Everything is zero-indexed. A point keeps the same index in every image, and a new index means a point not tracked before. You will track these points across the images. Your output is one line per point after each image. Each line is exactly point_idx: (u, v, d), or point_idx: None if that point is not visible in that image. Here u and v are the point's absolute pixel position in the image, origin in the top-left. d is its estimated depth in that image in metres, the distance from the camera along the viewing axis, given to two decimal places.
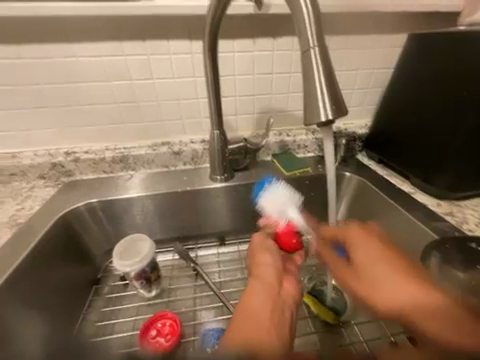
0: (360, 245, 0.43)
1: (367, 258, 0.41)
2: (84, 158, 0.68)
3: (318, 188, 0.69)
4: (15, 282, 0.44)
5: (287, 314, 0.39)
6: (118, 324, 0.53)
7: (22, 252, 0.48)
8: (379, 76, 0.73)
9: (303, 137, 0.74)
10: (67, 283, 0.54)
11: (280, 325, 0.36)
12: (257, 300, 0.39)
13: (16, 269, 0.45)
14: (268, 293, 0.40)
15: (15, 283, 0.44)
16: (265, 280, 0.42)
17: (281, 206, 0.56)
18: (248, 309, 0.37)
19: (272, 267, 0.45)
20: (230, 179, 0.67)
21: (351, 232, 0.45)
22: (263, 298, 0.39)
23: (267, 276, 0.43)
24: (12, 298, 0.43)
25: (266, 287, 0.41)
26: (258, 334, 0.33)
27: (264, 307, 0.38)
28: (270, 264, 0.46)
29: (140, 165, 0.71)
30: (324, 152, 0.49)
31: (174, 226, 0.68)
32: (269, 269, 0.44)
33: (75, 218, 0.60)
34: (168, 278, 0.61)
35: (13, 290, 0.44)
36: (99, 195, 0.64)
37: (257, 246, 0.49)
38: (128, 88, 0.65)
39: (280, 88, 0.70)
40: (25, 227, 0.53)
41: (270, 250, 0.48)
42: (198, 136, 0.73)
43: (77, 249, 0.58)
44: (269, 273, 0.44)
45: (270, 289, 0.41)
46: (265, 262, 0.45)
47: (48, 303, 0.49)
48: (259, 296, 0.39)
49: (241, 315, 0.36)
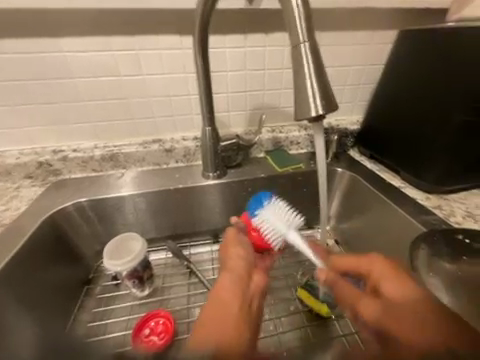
0: (383, 276, 0.40)
1: (393, 292, 0.38)
2: (72, 156, 0.67)
3: (310, 184, 0.70)
4: (4, 282, 0.43)
5: (252, 307, 0.41)
6: (110, 324, 0.52)
7: (9, 252, 0.46)
8: (370, 73, 0.74)
9: (295, 133, 0.74)
10: (58, 284, 0.53)
11: (244, 310, 0.40)
12: (226, 291, 0.41)
13: (5, 270, 0.44)
14: (237, 286, 0.42)
15: (4, 283, 0.43)
16: (237, 272, 0.44)
17: (281, 228, 0.50)
18: (216, 303, 0.39)
19: (245, 262, 0.47)
20: (223, 176, 0.66)
21: (375, 264, 0.42)
22: (232, 290, 0.42)
23: (236, 267, 0.45)
24: (2, 299, 0.42)
25: (235, 279, 0.43)
26: (229, 326, 0.35)
27: (233, 297, 0.40)
28: (242, 255, 0.48)
29: (131, 163, 0.70)
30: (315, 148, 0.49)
31: (166, 225, 0.67)
32: (241, 260, 0.46)
33: (65, 218, 0.59)
34: (161, 277, 0.61)
35: (3, 289, 0.43)
36: (89, 193, 0.62)
37: (231, 238, 0.50)
38: (117, 84, 0.63)
39: (272, 84, 0.70)
40: (13, 226, 0.52)
41: (239, 243, 0.49)
42: (190, 133, 0.72)
43: (67, 249, 0.57)
44: (241, 266, 0.46)
45: (240, 282, 0.43)
46: (236, 253, 0.48)
47: (39, 302, 0.48)
48: (229, 284, 0.42)
49: (211, 310, 0.38)
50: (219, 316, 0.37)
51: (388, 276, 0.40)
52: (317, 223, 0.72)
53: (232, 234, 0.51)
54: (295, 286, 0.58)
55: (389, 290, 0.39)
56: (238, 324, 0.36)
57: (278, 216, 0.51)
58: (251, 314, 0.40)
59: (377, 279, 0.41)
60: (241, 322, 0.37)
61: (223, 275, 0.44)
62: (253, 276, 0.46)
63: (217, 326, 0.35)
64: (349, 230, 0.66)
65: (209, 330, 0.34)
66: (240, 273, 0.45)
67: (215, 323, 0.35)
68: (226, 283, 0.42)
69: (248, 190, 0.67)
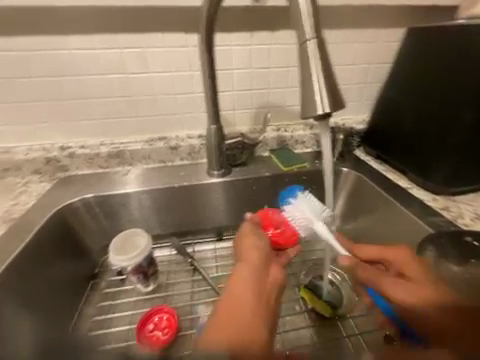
0: (411, 268, 0.41)
1: (420, 278, 0.39)
2: (79, 152, 0.68)
3: (315, 184, 0.69)
4: (12, 275, 0.45)
5: (269, 298, 0.41)
6: (115, 319, 0.53)
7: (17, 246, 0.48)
8: (378, 72, 0.73)
9: (301, 132, 0.74)
10: (64, 279, 0.54)
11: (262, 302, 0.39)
12: (242, 282, 0.40)
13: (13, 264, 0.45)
14: (253, 276, 0.42)
15: (11, 276, 0.44)
16: (253, 262, 0.44)
17: (309, 216, 0.52)
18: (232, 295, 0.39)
19: (261, 254, 0.46)
20: (227, 174, 0.66)
21: (400, 254, 0.43)
22: (247, 281, 0.41)
23: (251, 259, 0.45)
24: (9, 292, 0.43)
25: (252, 270, 0.43)
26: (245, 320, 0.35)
27: (249, 290, 0.40)
28: (258, 247, 0.47)
29: (136, 160, 0.70)
30: (321, 148, 0.49)
31: (171, 222, 0.67)
32: (256, 251, 0.46)
33: (71, 214, 0.60)
34: (165, 273, 0.61)
35: (10, 282, 0.44)
36: (95, 190, 0.63)
37: (246, 232, 0.50)
38: (123, 81, 0.64)
39: (278, 82, 0.69)
40: (22, 220, 0.53)
41: (257, 236, 0.49)
42: (195, 131, 0.72)
43: (73, 244, 0.58)
44: (257, 256, 0.46)
45: (255, 273, 0.43)
46: (252, 245, 0.47)
47: (45, 296, 0.49)
48: (245, 277, 0.41)
49: (225, 302, 0.38)
50: (234, 312, 0.36)
51: (413, 264, 0.41)
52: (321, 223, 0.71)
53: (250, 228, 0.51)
54: (298, 285, 0.58)
55: (414, 275, 0.40)
56: (255, 318, 0.36)
57: (309, 207, 0.54)
58: (268, 306, 0.39)
59: (403, 268, 0.42)
60: (258, 316, 0.37)
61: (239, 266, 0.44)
62: (270, 268, 0.45)
63: (230, 322, 0.34)
64: (354, 230, 0.65)
65: (221, 326, 0.34)
66: (255, 264, 0.44)
67: (229, 317, 0.35)
68: (242, 274, 0.42)
69: (252, 189, 0.67)
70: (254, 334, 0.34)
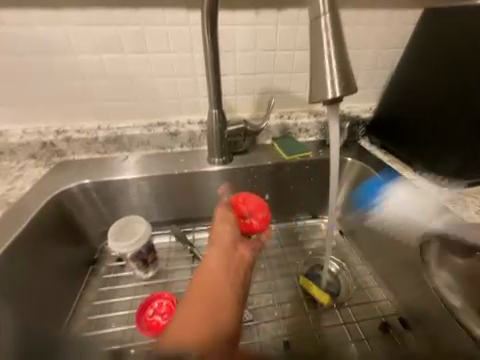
0: None
1: None
2: (76, 137, 0.65)
3: (318, 174, 0.67)
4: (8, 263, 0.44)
5: (238, 279, 0.43)
6: (116, 303, 0.54)
7: (11, 233, 0.47)
8: (388, 56, 0.69)
9: (305, 120, 0.72)
10: (63, 264, 0.53)
11: (229, 285, 0.41)
12: (213, 265, 0.43)
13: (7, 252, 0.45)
14: (223, 258, 0.45)
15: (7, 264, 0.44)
16: (222, 245, 0.47)
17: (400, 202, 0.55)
18: (202, 276, 0.41)
19: (231, 237, 0.49)
20: (228, 162, 0.65)
21: None
22: (219, 264, 0.44)
23: (223, 245, 0.47)
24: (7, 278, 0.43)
25: (221, 254, 0.45)
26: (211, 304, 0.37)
27: (219, 272, 0.42)
28: (228, 234, 0.49)
29: (135, 146, 0.68)
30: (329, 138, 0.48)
31: (171, 210, 0.66)
32: (228, 237, 0.49)
33: (68, 199, 0.59)
34: (165, 260, 0.61)
35: (11, 260, 0.45)
36: (92, 176, 0.62)
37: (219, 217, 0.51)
38: (120, 62, 0.61)
39: (283, 66, 0.66)
40: (20, 204, 0.53)
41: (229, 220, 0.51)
42: (195, 117, 0.69)
43: (71, 230, 0.58)
44: (226, 241, 0.48)
45: (226, 256, 0.45)
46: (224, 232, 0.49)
47: (47, 275, 0.50)
48: (216, 260, 0.44)
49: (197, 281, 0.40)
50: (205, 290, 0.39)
51: None
52: (323, 213, 0.70)
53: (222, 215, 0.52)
54: (298, 274, 0.58)
55: None
56: (223, 300, 0.38)
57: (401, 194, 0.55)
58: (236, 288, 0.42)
59: None
60: (225, 298, 0.38)
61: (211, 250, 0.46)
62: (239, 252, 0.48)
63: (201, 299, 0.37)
64: (355, 221, 0.64)
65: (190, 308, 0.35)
66: (226, 247, 0.47)
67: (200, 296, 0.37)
68: (214, 257, 0.45)
69: (253, 178, 0.66)
70: (218, 320, 0.35)
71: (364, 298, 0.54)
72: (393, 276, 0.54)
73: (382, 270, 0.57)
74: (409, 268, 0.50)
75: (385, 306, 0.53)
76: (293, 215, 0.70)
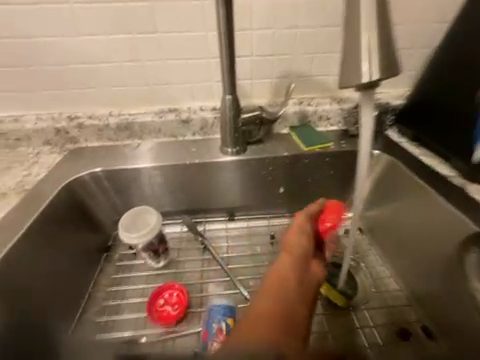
0: None
1: None
2: (88, 123, 0.64)
3: (339, 166, 0.62)
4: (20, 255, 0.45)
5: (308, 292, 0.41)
6: (128, 291, 0.55)
7: (23, 225, 0.47)
8: (426, 34, 0.60)
9: (326, 107, 0.65)
10: (75, 252, 0.54)
11: (303, 292, 0.40)
12: (286, 270, 0.41)
13: (19, 244, 0.45)
14: (297, 265, 0.42)
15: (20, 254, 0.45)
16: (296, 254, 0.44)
17: None
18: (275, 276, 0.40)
19: (303, 244, 0.45)
20: (242, 153, 0.61)
21: None
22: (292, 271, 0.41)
23: (297, 254, 0.44)
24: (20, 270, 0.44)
25: (294, 262, 0.42)
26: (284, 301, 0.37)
27: (293, 279, 0.40)
28: (303, 241, 0.45)
29: (147, 134, 0.66)
30: (360, 128, 0.44)
31: (182, 200, 0.65)
32: (302, 243, 0.45)
33: (82, 187, 0.59)
34: (176, 250, 0.61)
35: (12, 253, 0.44)
36: (104, 164, 0.61)
37: (299, 224, 0.47)
38: (130, 43, 0.58)
39: (304, 46, 0.60)
40: (33, 192, 0.53)
41: (301, 229, 0.46)
42: (209, 103, 0.65)
43: (84, 218, 0.58)
44: (300, 249, 0.44)
45: (299, 262, 0.43)
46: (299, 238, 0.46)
47: (62, 262, 0.51)
48: (290, 265, 0.42)
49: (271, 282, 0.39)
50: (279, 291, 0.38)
51: None
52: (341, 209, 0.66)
53: (298, 224, 0.47)
54: None
55: None
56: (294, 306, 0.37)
57: None
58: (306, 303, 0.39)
59: None
60: (296, 306, 0.38)
61: (284, 256, 0.43)
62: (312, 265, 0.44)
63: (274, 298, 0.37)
64: (376, 220, 0.59)
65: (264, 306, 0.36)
66: (300, 255, 0.44)
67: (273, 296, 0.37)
68: (287, 263, 0.42)
69: (268, 169, 0.62)
70: (291, 317, 0.36)
71: (383, 302, 0.51)
72: (418, 281, 0.50)
73: (405, 274, 0.52)
74: (441, 275, 0.46)
75: (405, 312, 0.50)
76: None
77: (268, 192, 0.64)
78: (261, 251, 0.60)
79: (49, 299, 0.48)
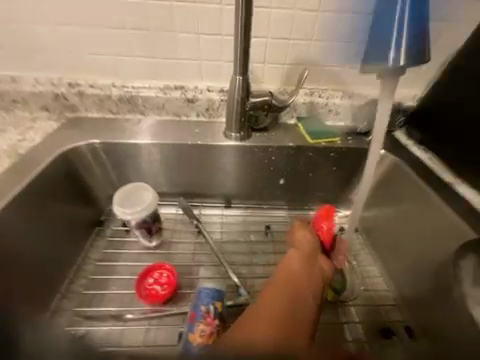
0: None
1: None
2: (89, 92, 0.62)
3: (342, 163, 0.61)
4: (12, 219, 0.43)
5: (317, 287, 0.40)
6: (118, 267, 0.54)
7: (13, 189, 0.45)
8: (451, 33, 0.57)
9: (337, 100, 0.63)
10: (67, 223, 0.53)
11: (312, 287, 0.40)
12: (293, 268, 0.41)
13: (11, 206, 0.43)
14: (304, 261, 0.42)
15: (11, 219, 0.43)
16: (303, 250, 0.44)
17: None
18: (282, 273, 0.41)
19: (310, 243, 0.45)
20: (246, 139, 0.60)
21: None
22: (299, 267, 0.42)
23: (304, 251, 0.44)
24: (12, 233, 0.43)
25: (302, 259, 0.43)
26: (288, 304, 0.37)
27: (301, 274, 0.41)
28: (310, 240, 0.46)
29: (149, 109, 0.64)
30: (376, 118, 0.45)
31: (180, 181, 0.63)
32: (308, 242, 0.45)
33: (78, 157, 0.57)
34: (170, 231, 0.60)
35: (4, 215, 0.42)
36: (103, 136, 0.59)
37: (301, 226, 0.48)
38: (141, 10, 0.54)
39: (322, 32, 0.57)
40: (25, 158, 0.51)
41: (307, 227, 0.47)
42: (216, 84, 0.63)
43: (79, 189, 0.57)
44: (308, 246, 0.45)
45: (306, 259, 0.43)
46: (306, 236, 0.46)
47: (52, 232, 0.50)
48: (297, 261, 0.42)
49: (278, 280, 0.40)
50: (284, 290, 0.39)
51: None
52: (340, 207, 0.65)
53: (302, 228, 0.47)
54: None
55: None
56: (300, 303, 0.38)
57: None
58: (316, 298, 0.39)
59: None
60: (303, 302, 0.38)
61: (291, 251, 0.44)
62: (322, 261, 0.44)
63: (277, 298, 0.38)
64: (373, 221, 0.59)
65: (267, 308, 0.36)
66: (307, 252, 0.44)
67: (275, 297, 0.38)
68: (294, 259, 0.43)
69: (271, 159, 0.61)
70: (297, 318, 0.36)
71: (370, 299, 0.51)
72: (407, 284, 0.50)
73: (396, 277, 0.52)
74: (432, 279, 0.46)
75: (388, 310, 0.50)
76: (307, 204, 0.65)
77: (268, 182, 0.63)
78: (255, 240, 0.60)
79: None
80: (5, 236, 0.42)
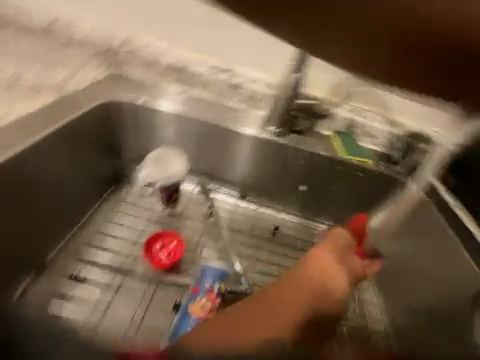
0: None
1: None
2: (139, 53, 0.62)
3: (367, 185, 0.61)
4: (45, 152, 0.45)
5: (342, 285, 0.46)
6: (126, 226, 0.55)
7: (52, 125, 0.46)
8: None
9: (375, 125, 0.64)
10: (89, 171, 0.55)
11: (338, 284, 0.46)
12: (323, 263, 0.46)
13: (48, 140, 0.45)
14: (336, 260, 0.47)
15: (45, 151, 0.45)
16: (335, 248, 0.48)
17: None
18: (314, 265, 0.46)
19: (345, 244, 0.49)
20: (281, 137, 0.60)
21: None
22: (329, 264, 0.46)
23: (337, 250, 0.48)
24: (41, 165, 0.45)
25: (335, 258, 0.47)
26: (314, 295, 0.43)
27: (330, 271, 0.46)
28: (345, 242, 0.49)
29: (192, 84, 0.63)
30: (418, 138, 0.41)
31: (204, 162, 0.63)
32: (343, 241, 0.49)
33: (115, 112, 0.58)
34: (183, 206, 0.60)
35: (40, 147, 0.44)
36: (143, 97, 0.59)
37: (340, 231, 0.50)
38: None
39: None
40: (65, 100, 0.53)
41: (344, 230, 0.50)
42: (264, 76, 0.63)
43: (107, 142, 0.58)
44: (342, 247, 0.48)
45: (338, 258, 0.47)
46: (340, 238, 0.49)
47: (74, 176, 0.51)
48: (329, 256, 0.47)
49: (309, 270, 0.45)
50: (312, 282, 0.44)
51: None
52: None
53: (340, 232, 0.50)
54: None
55: None
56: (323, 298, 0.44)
57: None
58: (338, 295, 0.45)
59: None
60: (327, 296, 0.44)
61: (324, 246, 0.48)
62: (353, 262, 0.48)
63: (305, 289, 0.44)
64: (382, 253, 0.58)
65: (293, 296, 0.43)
66: (340, 251, 0.48)
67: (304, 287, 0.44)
68: (325, 256, 0.47)
69: (298, 163, 0.61)
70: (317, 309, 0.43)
71: (362, 326, 0.51)
72: (405, 321, 0.50)
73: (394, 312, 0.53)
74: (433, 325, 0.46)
75: (377, 340, 0.51)
76: (319, 217, 0.65)
77: (289, 185, 0.63)
78: (262, 237, 0.60)
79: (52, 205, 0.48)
80: (35, 168, 0.44)
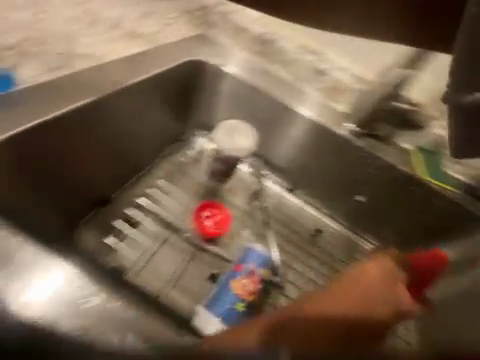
0: None
1: None
2: (232, 17, 0.60)
3: (443, 218, 0.51)
4: (112, 104, 0.48)
5: (385, 310, 0.40)
6: (178, 189, 0.56)
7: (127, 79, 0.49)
8: None
9: None
10: (155, 129, 0.56)
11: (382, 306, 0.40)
12: (367, 278, 0.43)
13: (118, 93, 0.48)
14: (383, 281, 0.43)
15: (113, 104, 0.48)
16: (384, 268, 0.44)
17: None
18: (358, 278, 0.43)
19: (395, 266, 0.45)
20: (357, 139, 0.53)
21: None
22: (375, 282, 0.42)
23: (386, 269, 0.44)
24: (108, 116, 0.48)
25: (383, 277, 0.43)
26: (351, 308, 0.39)
27: (374, 289, 0.42)
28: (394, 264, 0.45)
29: (276, 55, 0.57)
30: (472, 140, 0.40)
31: (263, 144, 0.59)
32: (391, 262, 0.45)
33: (192, 73, 0.56)
34: (232, 183, 0.59)
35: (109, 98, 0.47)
36: (224, 60, 0.55)
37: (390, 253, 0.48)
38: None
39: None
40: (152, 50, 0.52)
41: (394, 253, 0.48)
42: (355, 68, 0.57)
43: (179, 103, 0.58)
44: (390, 267, 0.45)
45: (386, 279, 0.43)
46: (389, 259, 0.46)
47: (140, 130, 0.54)
48: (379, 274, 0.43)
49: (350, 282, 0.42)
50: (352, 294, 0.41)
51: None
52: None
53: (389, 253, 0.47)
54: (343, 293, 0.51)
55: None
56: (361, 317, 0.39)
57: None
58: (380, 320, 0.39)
59: None
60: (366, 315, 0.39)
61: (372, 263, 0.45)
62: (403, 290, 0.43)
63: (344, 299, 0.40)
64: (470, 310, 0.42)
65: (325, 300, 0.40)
66: (390, 272, 0.44)
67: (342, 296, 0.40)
68: (372, 272, 0.43)
69: (367, 171, 0.54)
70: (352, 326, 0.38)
71: None
72: None
73: None
74: None
75: None
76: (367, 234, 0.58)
77: (347, 192, 0.57)
78: (303, 237, 0.57)
79: (116, 153, 0.52)
80: (103, 118, 0.48)
